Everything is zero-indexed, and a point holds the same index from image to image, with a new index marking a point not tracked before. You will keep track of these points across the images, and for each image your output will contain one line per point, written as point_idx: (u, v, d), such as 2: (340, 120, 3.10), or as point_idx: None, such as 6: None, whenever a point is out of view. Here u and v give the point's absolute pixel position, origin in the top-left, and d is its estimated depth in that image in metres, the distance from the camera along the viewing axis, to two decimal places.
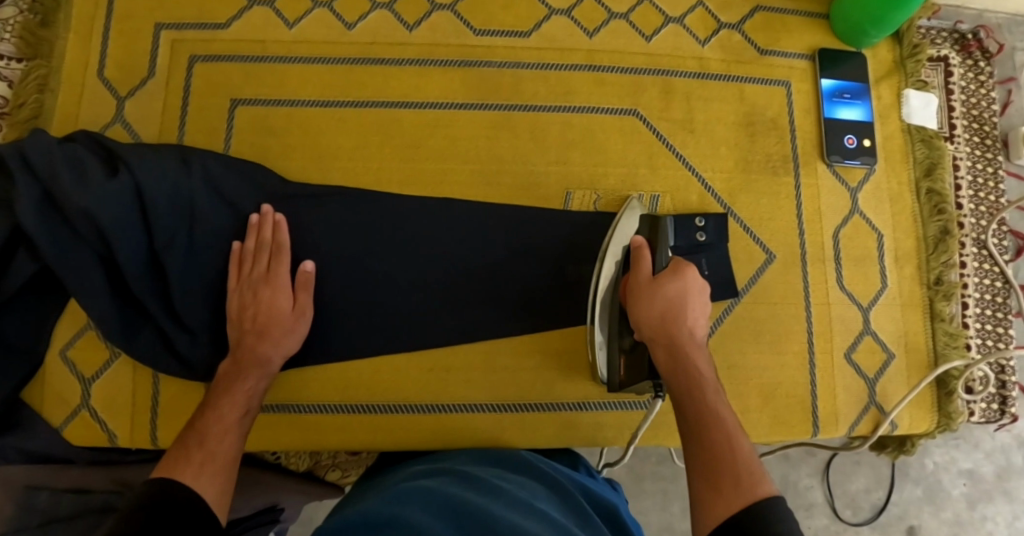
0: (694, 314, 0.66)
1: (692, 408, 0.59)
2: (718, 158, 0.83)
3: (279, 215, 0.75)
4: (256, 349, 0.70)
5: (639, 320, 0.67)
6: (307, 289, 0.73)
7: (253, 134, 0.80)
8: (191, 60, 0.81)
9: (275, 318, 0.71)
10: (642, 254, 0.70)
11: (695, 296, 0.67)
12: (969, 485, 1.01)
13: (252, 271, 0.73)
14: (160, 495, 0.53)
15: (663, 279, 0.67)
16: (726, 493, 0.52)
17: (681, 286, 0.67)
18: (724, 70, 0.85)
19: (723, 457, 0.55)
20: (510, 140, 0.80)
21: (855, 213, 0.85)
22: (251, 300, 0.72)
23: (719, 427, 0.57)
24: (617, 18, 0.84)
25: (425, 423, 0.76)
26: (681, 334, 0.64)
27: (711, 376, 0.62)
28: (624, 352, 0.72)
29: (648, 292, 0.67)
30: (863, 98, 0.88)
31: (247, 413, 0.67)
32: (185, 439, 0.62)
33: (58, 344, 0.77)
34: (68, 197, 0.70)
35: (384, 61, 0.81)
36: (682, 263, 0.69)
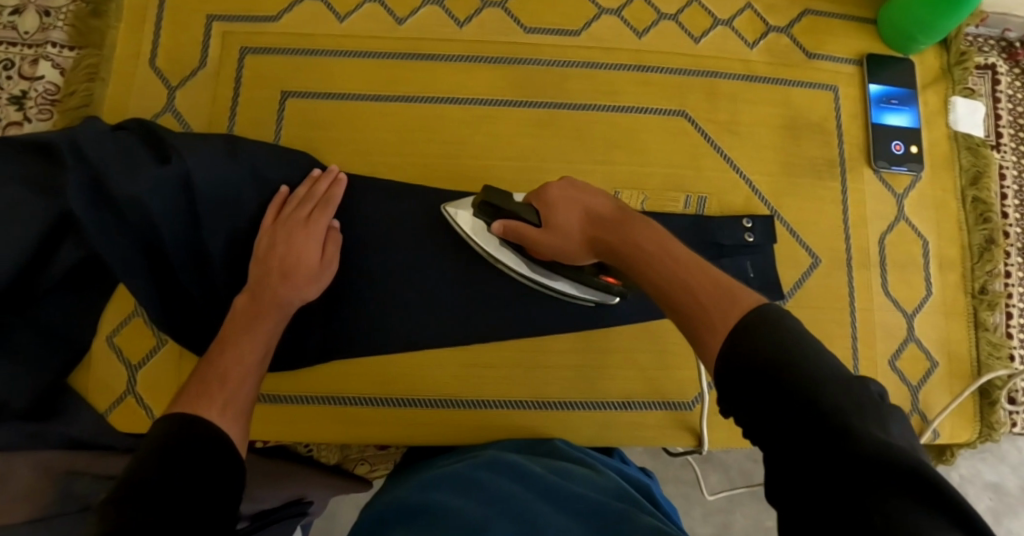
0: (593, 206, 0.65)
1: (646, 275, 0.55)
2: (764, 161, 0.83)
3: (340, 173, 0.76)
4: (278, 292, 0.70)
5: (575, 256, 0.67)
6: (336, 242, 0.74)
7: (301, 127, 0.80)
8: (242, 51, 0.82)
9: (302, 263, 0.71)
10: (512, 227, 0.68)
11: (573, 195, 0.67)
12: (996, 498, 1.00)
13: (292, 215, 0.73)
14: (190, 431, 0.53)
15: (550, 219, 0.67)
16: (712, 330, 0.46)
17: (566, 207, 0.66)
18: (771, 73, 0.85)
19: (691, 301, 0.49)
20: (557, 138, 0.80)
21: (900, 220, 0.85)
22: (281, 240, 0.72)
23: (673, 277, 0.52)
24: (666, 19, 0.84)
25: (468, 418, 0.76)
26: (601, 226, 0.63)
27: (647, 231, 0.59)
28: (598, 272, 0.70)
29: (547, 238, 0.66)
30: (910, 104, 0.87)
31: (267, 353, 0.67)
32: (206, 377, 0.61)
33: (104, 331, 0.78)
34: (120, 186, 0.70)
35: (433, 57, 0.81)
36: (544, 190, 0.69)
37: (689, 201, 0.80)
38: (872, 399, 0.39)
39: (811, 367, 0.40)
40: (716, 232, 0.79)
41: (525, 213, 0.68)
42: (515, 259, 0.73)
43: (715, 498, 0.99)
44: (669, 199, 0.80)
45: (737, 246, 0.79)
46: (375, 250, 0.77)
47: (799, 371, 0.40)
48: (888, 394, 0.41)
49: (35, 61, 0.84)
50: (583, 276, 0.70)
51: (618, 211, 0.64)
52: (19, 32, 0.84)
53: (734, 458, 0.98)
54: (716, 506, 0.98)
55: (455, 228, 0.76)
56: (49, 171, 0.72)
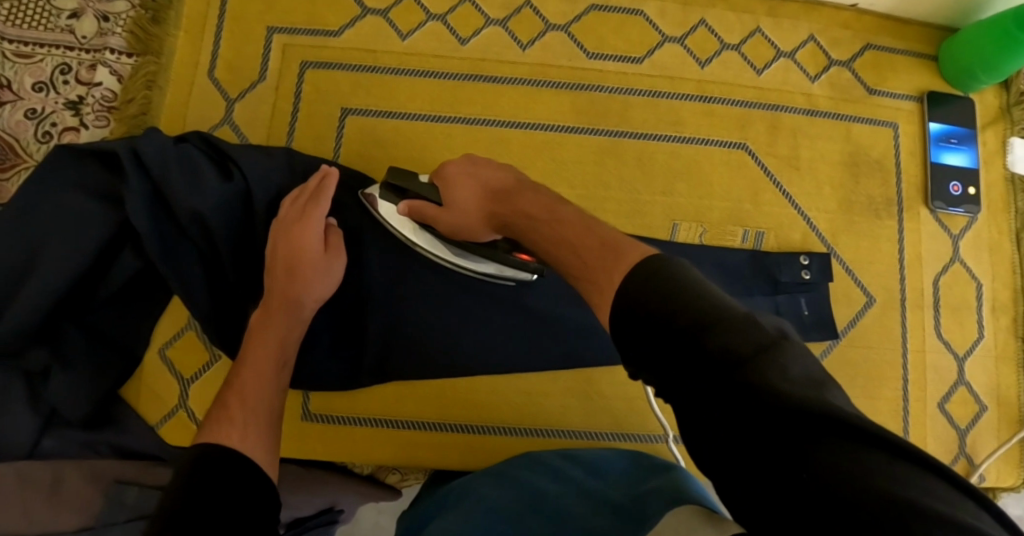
0: (487, 176, 0.67)
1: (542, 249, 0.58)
2: (823, 198, 0.83)
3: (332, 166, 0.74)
4: (287, 292, 0.68)
5: (477, 228, 0.68)
6: (338, 237, 0.73)
7: (362, 145, 0.80)
8: (303, 65, 0.81)
9: (307, 261, 0.69)
10: (421, 205, 0.69)
11: (468, 173, 0.69)
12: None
13: (289, 216, 0.71)
14: (214, 460, 0.52)
15: (448, 196, 0.69)
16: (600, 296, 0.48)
17: (463, 182, 0.68)
18: (832, 107, 0.84)
19: (582, 267, 0.52)
20: (617, 166, 0.80)
21: (955, 261, 0.84)
22: (283, 242, 0.69)
23: (565, 244, 0.55)
24: (729, 49, 0.84)
25: (520, 446, 0.76)
26: (501, 196, 0.65)
27: (535, 196, 0.62)
28: (510, 248, 0.70)
29: (446, 213, 0.68)
30: (969, 144, 0.87)
31: (283, 365, 0.66)
32: (225, 401, 0.60)
33: (157, 343, 0.77)
34: (181, 197, 0.70)
35: (495, 79, 0.81)
36: (446, 170, 0.70)
37: (746, 236, 0.80)
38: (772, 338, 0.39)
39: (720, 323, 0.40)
40: (774, 268, 0.79)
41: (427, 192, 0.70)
42: (430, 240, 0.71)
43: None
44: (727, 233, 0.80)
45: (793, 283, 0.79)
46: (438, 274, 0.76)
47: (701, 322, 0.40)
48: (790, 329, 0.42)
49: (92, 66, 0.83)
50: (497, 253, 0.70)
51: (510, 182, 0.65)
52: (77, 36, 0.84)
53: None
54: None
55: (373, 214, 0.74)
56: (111, 181, 0.74)
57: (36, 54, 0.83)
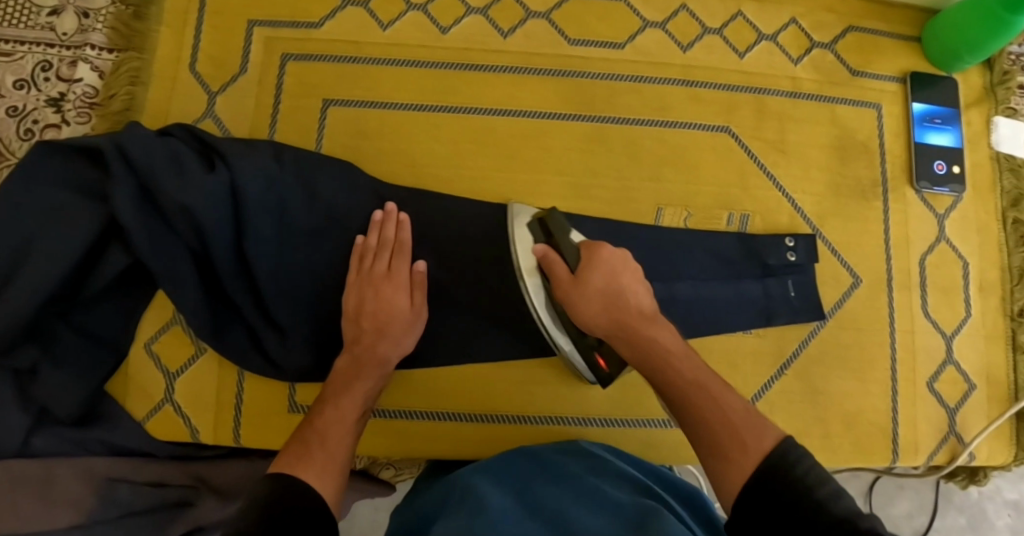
0: (631, 290, 0.66)
1: (671, 372, 0.60)
2: (809, 180, 0.82)
3: (402, 213, 0.75)
4: (376, 348, 0.69)
5: (587, 319, 0.66)
6: (422, 288, 0.73)
7: (345, 136, 0.79)
8: (284, 58, 0.81)
9: (394, 319, 0.70)
10: (550, 259, 0.69)
11: (621, 272, 0.67)
12: (1015, 517, 1.00)
13: (372, 269, 0.72)
14: (282, 496, 0.54)
15: (583, 276, 0.67)
16: (737, 459, 0.52)
17: (605, 271, 0.67)
18: (817, 90, 0.84)
19: (711, 395, 0.58)
20: (602, 152, 0.80)
21: (942, 241, 0.84)
22: (370, 298, 0.71)
23: (682, 386, 0.59)
24: (711, 33, 0.83)
25: (510, 434, 0.75)
26: (626, 317, 0.64)
27: (675, 342, 0.62)
28: (595, 349, 0.71)
29: (577, 292, 0.66)
30: (953, 124, 0.86)
31: (365, 413, 0.67)
32: (305, 438, 0.62)
33: (143, 337, 0.77)
34: (168, 193, 0.70)
35: (477, 67, 0.80)
36: (593, 246, 0.69)
37: (732, 219, 0.80)
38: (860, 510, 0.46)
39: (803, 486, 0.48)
40: (762, 250, 0.79)
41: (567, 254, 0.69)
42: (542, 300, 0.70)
43: None
44: (713, 216, 0.80)
45: (780, 266, 0.79)
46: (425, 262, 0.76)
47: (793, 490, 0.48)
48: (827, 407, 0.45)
49: (73, 63, 0.83)
50: (584, 345, 0.70)
51: (654, 310, 0.66)
52: (58, 33, 0.83)
53: None
54: None
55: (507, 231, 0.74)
56: (98, 177, 0.74)
57: (16, 52, 0.83)
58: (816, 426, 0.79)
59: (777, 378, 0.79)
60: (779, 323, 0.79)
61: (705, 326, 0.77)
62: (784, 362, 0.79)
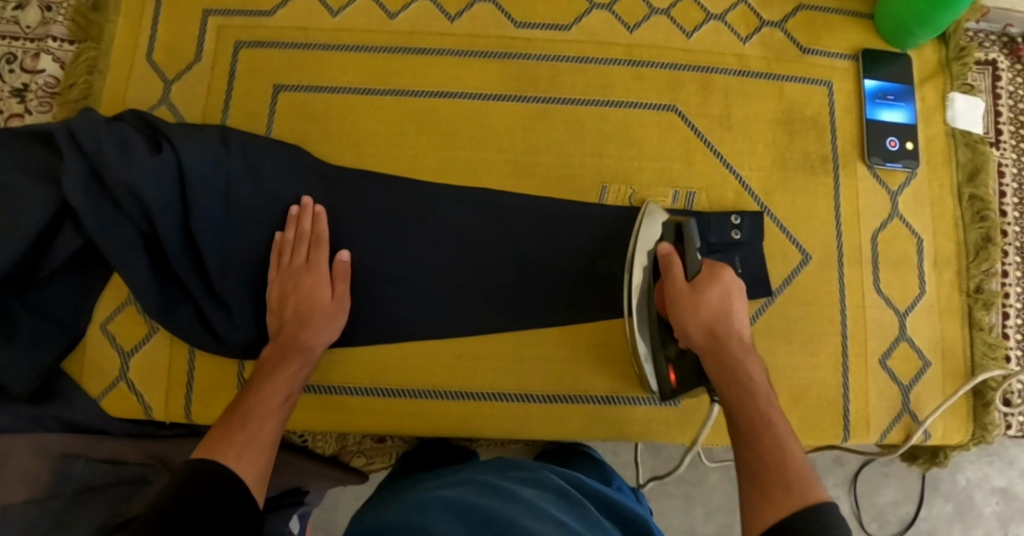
0: (738, 322, 0.68)
1: (747, 414, 0.62)
2: (755, 156, 0.82)
3: (318, 206, 0.76)
4: (299, 336, 0.71)
5: (685, 325, 0.68)
6: (344, 279, 0.75)
7: (294, 120, 0.81)
8: (236, 45, 0.82)
9: (316, 309, 0.73)
10: (672, 260, 0.70)
11: (735, 297, 0.69)
12: (1002, 503, 0.98)
13: (292, 263, 0.74)
14: (201, 479, 0.56)
15: (701, 286, 0.69)
16: (778, 500, 0.55)
17: (722, 289, 0.69)
18: (765, 68, 0.84)
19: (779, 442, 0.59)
20: (547, 132, 0.81)
21: (894, 217, 0.84)
22: (292, 289, 0.73)
23: (767, 433, 0.60)
24: (658, 13, 0.84)
25: (453, 410, 0.76)
26: (726, 338, 0.66)
27: (763, 381, 0.64)
28: (670, 360, 0.72)
29: (688, 299, 0.68)
30: (906, 100, 0.86)
31: (290, 398, 0.69)
32: (229, 421, 0.64)
33: (98, 318, 0.79)
34: (113, 173, 0.72)
35: (424, 51, 0.82)
36: (719, 269, 0.71)
37: (678, 195, 0.80)
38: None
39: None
40: (704, 227, 0.79)
41: (689, 264, 0.71)
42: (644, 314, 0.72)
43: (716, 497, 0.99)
44: (658, 193, 0.80)
45: (722, 243, 0.79)
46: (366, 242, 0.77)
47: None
48: None
49: (36, 54, 0.85)
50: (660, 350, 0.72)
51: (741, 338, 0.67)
52: (22, 26, 0.86)
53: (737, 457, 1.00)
54: (717, 506, 0.99)
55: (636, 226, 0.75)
56: (50, 161, 0.76)
57: None
58: None
59: None
60: None
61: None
62: None
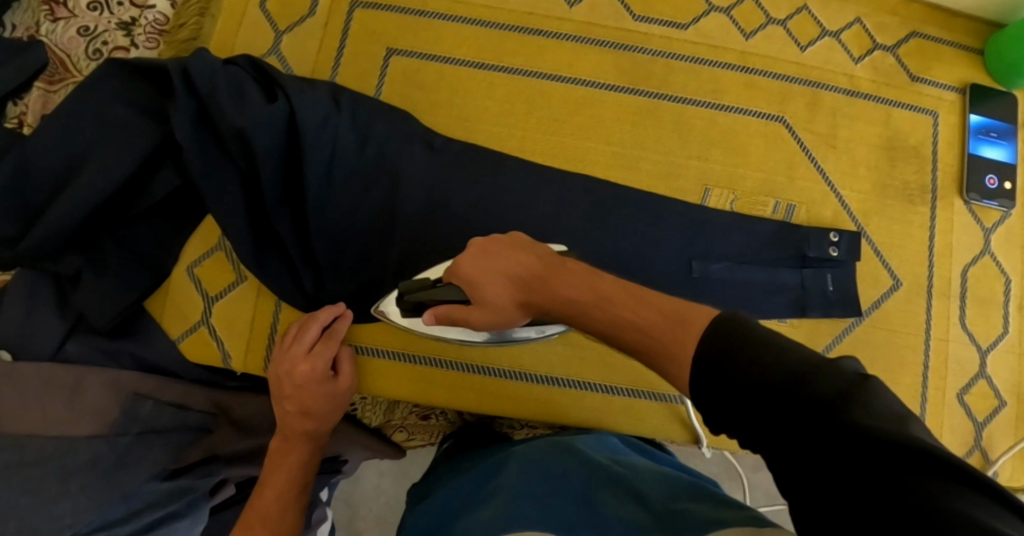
0: (499, 272, 0.62)
1: (605, 306, 0.56)
2: (857, 177, 0.82)
3: (337, 307, 0.75)
4: (304, 426, 0.73)
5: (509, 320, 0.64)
6: (347, 362, 0.75)
7: (403, 86, 0.80)
8: (352, 4, 0.82)
9: (318, 403, 0.73)
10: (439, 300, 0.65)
11: (488, 262, 0.62)
12: None
13: (291, 351, 0.73)
14: None
15: (476, 303, 0.63)
16: (672, 359, 0.48)
17: (474, 271, 0.62)
18: (873, 90, 0.84)
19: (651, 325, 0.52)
20: (654, 129, 0.81)
21: (985, 254, 0.84)
22: (289, 378, 0.72)
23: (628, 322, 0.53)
24: (774, 24, 0.84)
25: (533, 393, 0.78)
26: (526, 283, 0.61)
27: (582, 280, 0.58)
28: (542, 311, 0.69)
29: (486, 316, 0.63)
30: (1008, 139, 0.86)
31: (305, 484, 0.74)
32: (249, 523, 0.71)
33: (186, 260, 0.78)
34: (226, 116, 0.71)
35: (540, 33, 0.81)
36: (454, 273, 0.64)
37: (777, 207, 0.80)
38: (856, 377, 0.41)
39: (779, 360, 0.42)
40: (802, 242, 0.79)
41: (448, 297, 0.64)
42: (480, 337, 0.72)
43: None
44: (758, 202, 0.80)
45: (820, 257, 0.78)
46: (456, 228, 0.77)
47: (779, 373, 0.42)
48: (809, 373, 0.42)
49: None
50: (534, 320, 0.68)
51: (535, 275, 0.61)
52: None
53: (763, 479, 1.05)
54: None
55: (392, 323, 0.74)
56: (160, 98, 0.75)
57: None
58: None
59: None
60: (813, 316, 0.79)
61: (736, 308, 0.77)
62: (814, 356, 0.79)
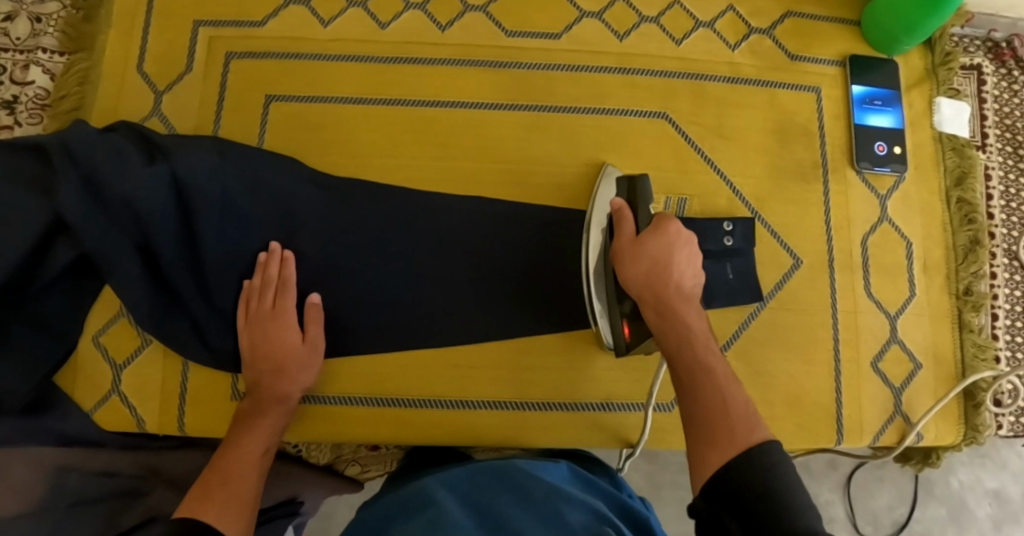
0: (679, 267, 0.65)
1: (686, 336, 0.61)
2: (747, 162, 0.83)
3: (286, 251, 0.75)
4: (274, 387, 0.71)
5: (628, 278, 0.66)
6: (317, 321, 0.74)
7: (286, 130, 0.80)
8: (228, 56, 0.82)
9: (288, 355, 0.72)
10: (624, 216, 0.69)
11: (681, 248, 0.66)
12: (996, 506, 1.00)
13: (258, 309, 0.74)
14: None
15: (644, 241, 0.66)
16: (721, 445, 0.53)
17: (664, 242, 0.66)
18: (755, 75, 0.85)
19: (717, 400, 0.56)
20: (540, 140, 0.81)
21: (883, 221, 0.84)
22: (260, 338, 0.73)
23: (706, 369, 0.59)
24: (648, 22, 0.84)
25: (448, 418, 0.76)
26: (665, 290, 0.64)
27: (700, 326, 0.62)
28: (625, 316, 0.70)
29: (631, 251, 0.66)
30: (894, 105, 0.87)
31: (269, 453, 0.69)
32: (208, 480, 0.64)
33: (91, 330, 0.78)
34: (110, 183, 0.72)
35: (416, 61, 0.82)
36: (661, 218, 0.67)
37: (669, 203, 0.81)
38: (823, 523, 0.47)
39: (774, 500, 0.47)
40: (700, 235, 0.78)
41: (642, 219, 0.69)
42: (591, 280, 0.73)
43: None
44: None
45: (717, 249, 0.78)
46: (353, 262, 0.77)
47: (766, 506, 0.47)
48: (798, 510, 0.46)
49: (25, 66, 0.85)
50: (615, 306, 0.71)
51: (690, 280, 0.65)
52: (11, 38, 0.86)
53: None
54: None
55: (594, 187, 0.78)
56: (41, 172, 0.75)
57: None
58: (759, 407, 0.79)
59: None
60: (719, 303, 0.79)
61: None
62: (722, 344, 0.79)
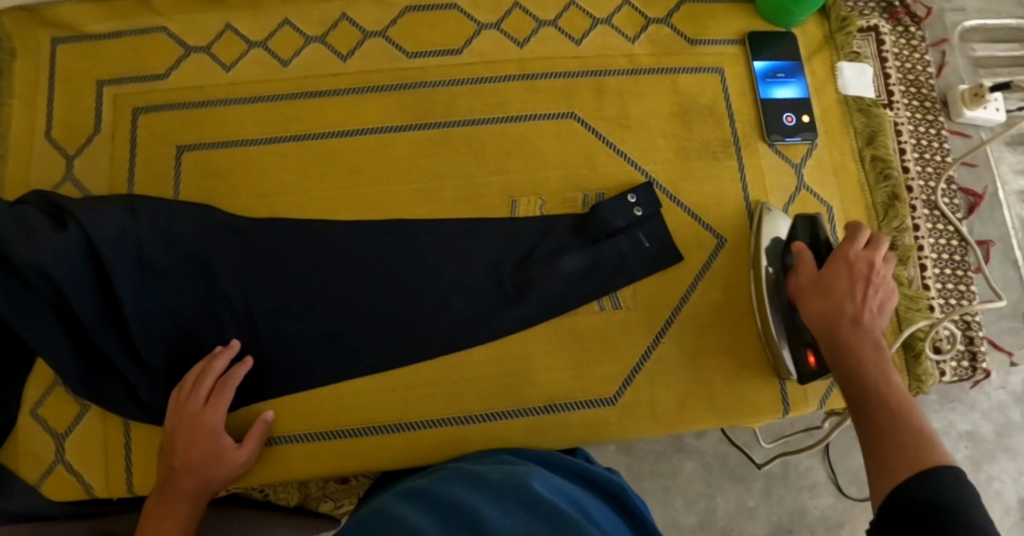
0: (860, 302, 0.69)
1: (865, 381, 0.65)
2: (658, 150, 0.84)
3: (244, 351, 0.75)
4: (186, 483, 0.69)
5: (809, 318, 0.71)
6: (257, 441, 0.73)
7: (198, 178, 0.81)
8: (134, 112, 0.83)
9: (214, 456, 0.71)
10: (804, 257, 0.74)
11: (852, 277, 0.70)
12: (971, 447, 1.01)
13: (189, 403, 0.72)
14: None
15: (825, 278, 0.71)
16: (899, 462, 0.56)
17: (853, 273, 0.70)
18: (656, 64, 0.87)
19: (893, 429, 0.59)
20: (451, 155, 0.82)
21: (801, 189, 0.86)
22: (186, 432, 0.71)
23: (890, 399, 0.62)
24: (545, 26, 0.86)
25: (393, 442, 0.77)
26: (839, 324, 0.68)
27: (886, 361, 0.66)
28: (806, 344, 0.76)
29: (810, 290, 0.71)
30: (797, 76, 0.89)
31: None
32: None
33: (28, 404, 0.77)
34: (16, 254, 0.70)
35: (321, 93, 0.83)
36: (846, 242, 0.72)
37: (587, 199, 0.82)
38: None
39: None
40: (608, 215, 0.80)
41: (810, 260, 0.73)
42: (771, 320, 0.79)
43: (694, 486, 1.01)
44: (567, 200, 0.82)
45: (629, 222, 0.80)
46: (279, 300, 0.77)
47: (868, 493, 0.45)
48: None
49: None
50: (796, 339, 0.77)
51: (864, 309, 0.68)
52: None
53: (708, 444, 1.01)
54: (696, 494, 1.00)
55: (754, 227, 0.83)
56: None
57: None
58: (700, 388, 0.80)
59: (651, 348, 0.80)
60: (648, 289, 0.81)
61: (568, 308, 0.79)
62: (657, 332, 0.80)
